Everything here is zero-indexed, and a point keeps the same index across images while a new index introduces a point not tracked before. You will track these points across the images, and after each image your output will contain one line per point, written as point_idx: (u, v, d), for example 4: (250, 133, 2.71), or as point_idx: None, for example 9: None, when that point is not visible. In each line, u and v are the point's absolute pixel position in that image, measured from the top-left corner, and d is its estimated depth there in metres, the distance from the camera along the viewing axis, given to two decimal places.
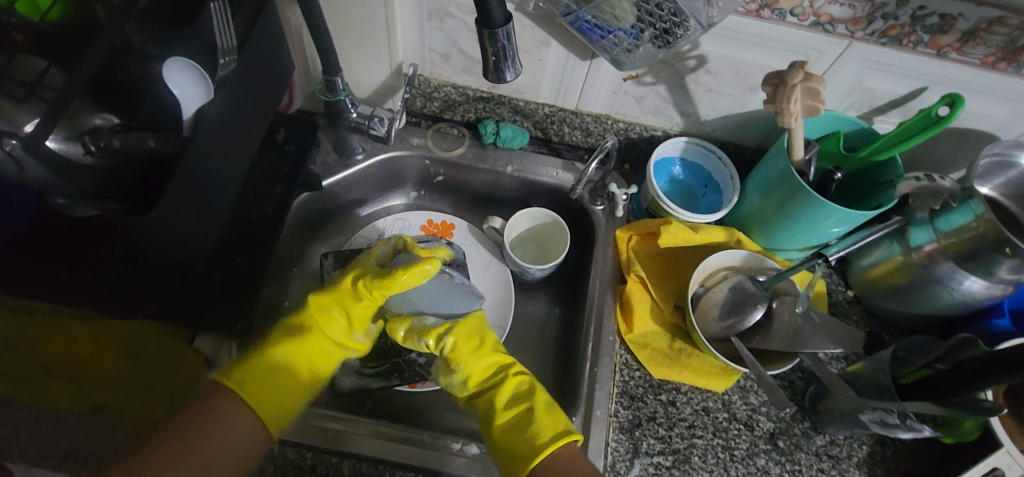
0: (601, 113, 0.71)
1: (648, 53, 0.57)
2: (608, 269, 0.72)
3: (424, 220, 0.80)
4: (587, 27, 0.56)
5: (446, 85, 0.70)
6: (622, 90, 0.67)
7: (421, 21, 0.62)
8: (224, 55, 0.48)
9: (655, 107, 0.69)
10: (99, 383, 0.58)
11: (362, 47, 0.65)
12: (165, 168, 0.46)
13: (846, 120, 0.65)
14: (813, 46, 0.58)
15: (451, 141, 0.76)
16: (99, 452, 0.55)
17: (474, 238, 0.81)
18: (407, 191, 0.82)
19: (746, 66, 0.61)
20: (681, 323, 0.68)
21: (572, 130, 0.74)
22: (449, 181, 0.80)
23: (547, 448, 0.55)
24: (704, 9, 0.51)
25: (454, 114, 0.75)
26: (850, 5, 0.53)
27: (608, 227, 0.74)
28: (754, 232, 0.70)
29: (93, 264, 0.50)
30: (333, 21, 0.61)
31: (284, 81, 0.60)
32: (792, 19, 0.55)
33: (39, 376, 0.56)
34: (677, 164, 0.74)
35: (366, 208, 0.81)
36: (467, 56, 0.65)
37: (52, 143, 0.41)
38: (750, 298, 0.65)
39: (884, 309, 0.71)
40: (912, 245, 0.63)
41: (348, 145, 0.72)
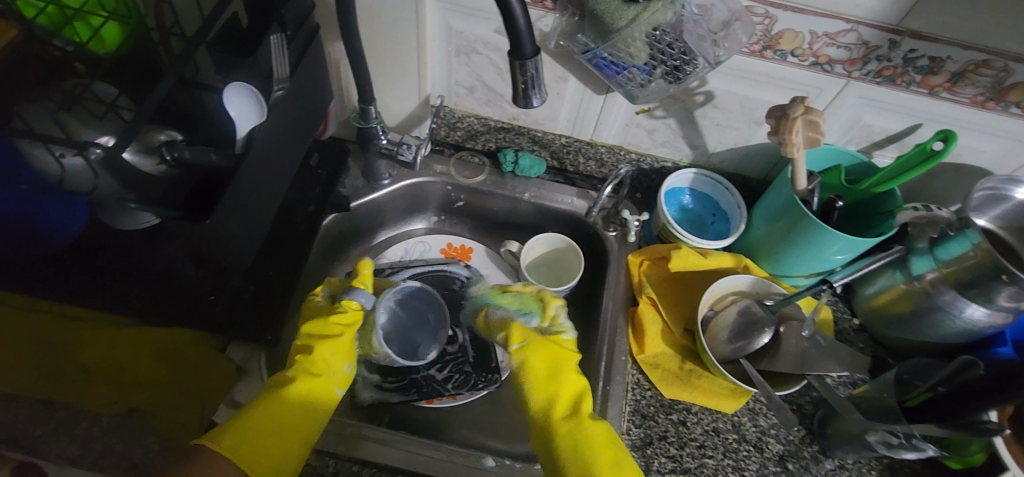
0: (615, 145, 0.75)
1: (659, 88, 0.62)
2: (620, 293, 0.75)
3: (444, 244, 0.85)
4: (603, 63, 0.60)
5: (469, 116, 0.75)
6: (635, 123, 0.71)
7: (450, 57, 0.67)
8: (277, 83, 0.52)
9: (665, 140, 0.73)
10: (138, 387, 0.60)
11: (394, 79, 0.70)
12: (216, 183, 0.50)
13: (846, 154, 0.69)
14: (814, 84, 0.62)
15: (472, 168, 0.81)
16: (131, 454, 0.56)
17: (490, 262, 0.84)
18: (428, 215, 0.86)
19: (751, 101, 0.65)
20: (692, 345, 0.70)
21: (587, 161, 0.78)
22: (469, 206, 0.84)
23: None
24: (711, 48, 0.57)
25: (476, 143, 0.80)
26: (846, 47, 0.57)
27: (621, 252, 0.78)
28: (761, 259, 0.73)
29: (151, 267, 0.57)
30: (370, 54, 0.67)
31: (321, 110, 0.65)
32: (792, 59, 0.60)
33: (85, 377, 0.59)
34: (686, 194, 0.77)
35: (389, 231, 0.85)
36: (491, 91, 0.71)
37: (128, 154, 0.47)
38: (758, 322, 0.66)
39: (890, 339, 0.72)
40: (915, 273, 0.66)
41: (376, 170, 0.76)
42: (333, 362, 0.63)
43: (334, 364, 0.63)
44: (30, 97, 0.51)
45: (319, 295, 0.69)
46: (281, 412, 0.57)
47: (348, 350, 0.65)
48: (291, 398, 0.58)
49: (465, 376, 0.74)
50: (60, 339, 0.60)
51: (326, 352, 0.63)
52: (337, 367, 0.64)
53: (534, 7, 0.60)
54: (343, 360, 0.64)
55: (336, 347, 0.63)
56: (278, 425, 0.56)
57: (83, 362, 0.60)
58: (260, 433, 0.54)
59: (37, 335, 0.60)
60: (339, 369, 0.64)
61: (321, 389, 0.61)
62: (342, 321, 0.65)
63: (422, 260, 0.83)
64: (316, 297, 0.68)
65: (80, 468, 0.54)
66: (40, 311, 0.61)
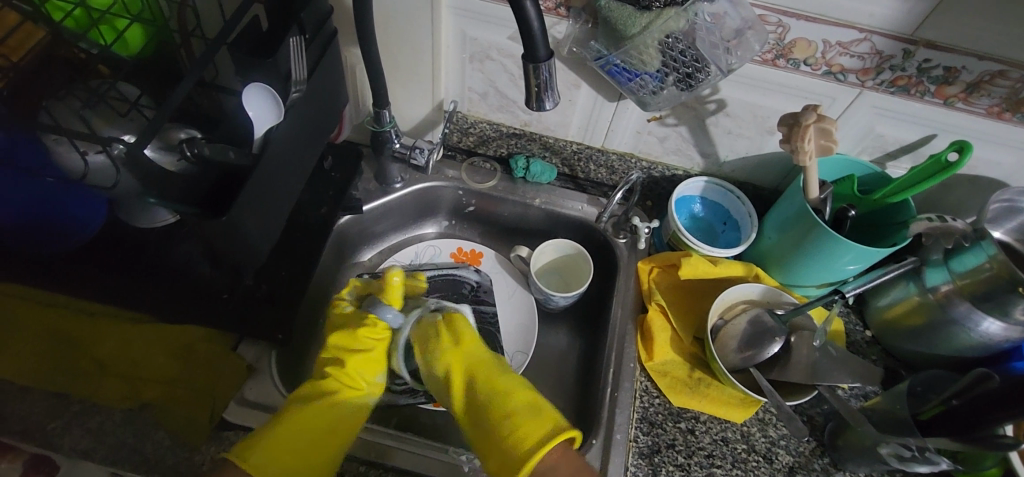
0: (626, 152, 0.76)
1: (671, 95, 0.62)
2: (630, 300, 0.74)
3: (454, 248, 0.84)
4: (616, 70, 0.61)
5: (482, 122, 0.76)
6: (646, 130, 0.72)
7: (464, 63, 0.68)
8: (295, 86, 0.54)
9: (676, 148, 0.73)
10: (147, 382, 0.59)
11: (408, 84, 0.71)
12: (234, 182, 0.51)
13: (859, 164, 0.69)
14: (827, 93, 0.62)
15: (484, 174, 0.82)
16: (142, 448, 0.57)
17: (501, 267, 0.84)
18: (439, 220, 0.86)
19: (763, 110, 0.66)
20: (701, 353, 0.69)
21: (598, 168, 0.79)
22: (479, 211, 0.84)
23: (538, 451, 0.54)
24: (724, 56, 0.57)
25: (488, 149, 0.81)
26: (860, 56, 0.57)
27: (631, 259, 0.77)
28: (773, 268, 0.72)
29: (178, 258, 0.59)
30: (385, 59, 0.68)
31: (337, 113, 0.66)
32: (805, 68, 0.60)
33: (96, 372, 0.59)
34: (697, 202, 0.77)
35: (400, 235, 0.85)
36: (504, 97, 0.71)
37: (151, 151, 0.50)
38: (768, 331, 0.66)
39: (904, 352, 0.71)
40: (928, 285, 0.65)
41: (388, 174, 0.77)
42: (367, 375, 0.64)
43: (369, 377, 0.65)
44: (57, 95, 0.52)
45: (348, 299, 0.71)
46: (314, 420, 0.57)
47: (379, 363, 0.66)
48: (326, 407, 0.59)
49: None
50: (75, 333, 0.60)
51: (360, 366, 0.64)
52: (371, 379, 0.65)
53: (547, 14, 0.61)
54: (376, 371, 0.65)
55: (364, 360, 0.64)
56: (305, 435, 0.56)
57: (95, 356, 0.60)
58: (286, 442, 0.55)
59: (52, 331, 0.60)
60: (373, 379, 0.65)
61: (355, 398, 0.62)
62: (373, 336, 0.66)
63: (433, 264, 0.83)
64: (343, 301, 0.70)
65: (91, 460, 0.56)
66: (60, 305, 0.62)
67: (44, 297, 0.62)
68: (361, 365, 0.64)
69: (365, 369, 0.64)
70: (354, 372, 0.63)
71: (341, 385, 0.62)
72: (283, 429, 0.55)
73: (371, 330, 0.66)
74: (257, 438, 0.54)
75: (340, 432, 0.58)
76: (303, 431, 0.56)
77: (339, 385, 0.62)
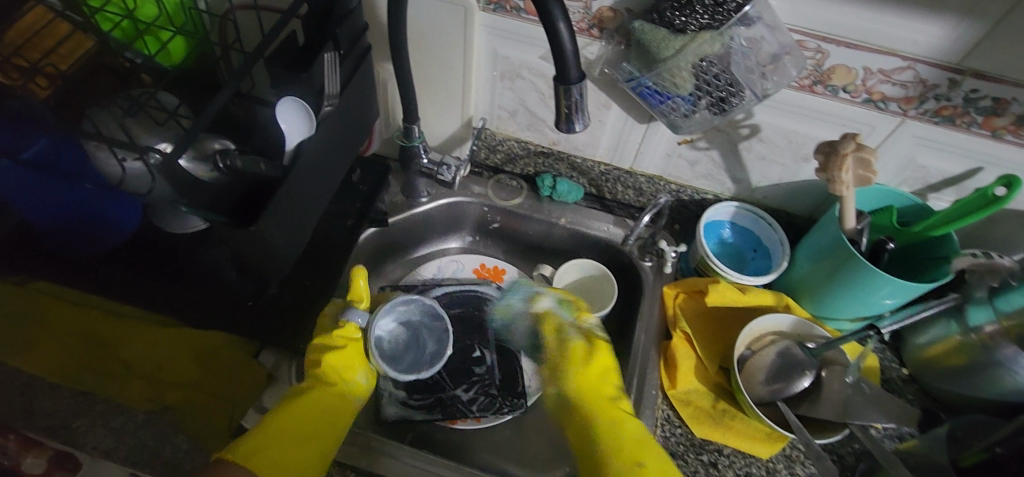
0: (655, 174, 0.75)
1: (703, 119, 0.61)
2: (654, 325, 0.72)
3: (477, 264, 0.84)
4: (648, 92, 0.60)
5: (510, 139, 0.75)
6: (677, 153, 0.71)
7: (494, 81, 0.68)
8: (327, 100, 0.55)
9: (707, 172, 0.72)
10: (169, 386, 0.60)
11: (439, 101, 0.72)
12: (267, 193, 0.52)
13: (899, 195, 0.66)
14: (866, 121, 0.60)
15: (510, 191, 0.81)
16: (162, 451, 0.57)
17: None
18: (464, 235, 0.85)
19: (799, 136, 0.64)
20: (726, 383, 0.67)
21: (625, 189, 0.78)
22: (504, 228, 0.83)
23: None
24: (759, 80, 0.56)
25: (515, 167, 0.80)
26: (902, 84, 0.55)
27: (656, 283, 0.76)
28: (804, 299, 0.70)
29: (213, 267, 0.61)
30: (417, 75, 0.69)
31: (367, 128, 0.67)
32: (844, 95, 0.58)
33: (119, 373, 0.60)
34: (726, 227, 0.75)
35: (424, 248, 0.85)
36: (533, 116, 0.71)
37: (184, 161, 0.49)
38: (798, 364, 0.64)
39: (942, 392, 0.68)
40: (971, 324, 0.62)
41: (414, 188, 0.77)
42: (349, 372, 0.66)
43: (347, 373, 0.66)
44: (100, 103, 0.54)
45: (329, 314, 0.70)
46: (296, 418, 0.59)
47: (353, 360, 0.66)
48: (308, 403, 0.61)
49: (490, 399, 0.72)
50: (104, 334, 0.62)
51: (338, 363, 0.65)
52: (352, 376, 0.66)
53: (580, 35, 0.60)
54: (354, 369, 0.67)
55: (339, 361, 0.65)
56: (290, 432, 0.57)
57: (120, 357, 0.61)
58: (276, 443, 0.56)
59: (81, 333, 0.62)
60: (352, 379, 0.66)
61: (337, 393, 0.64)
62: (348, 335, 0.67)
63: (454, 279, 0.82)
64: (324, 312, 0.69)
65: (112, 460, 0.56)
66: (89, 306, 0.63)
67: (75, 298, 0.64)
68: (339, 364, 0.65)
69: (342, 368, 0.65)
70: (331, 373, 0.64)
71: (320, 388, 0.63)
72: (263, 432, 0.56)
73: (348, 332, 0.67)
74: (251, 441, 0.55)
75: (327, 429, 0.60)
76: (286, 432, 0.57)
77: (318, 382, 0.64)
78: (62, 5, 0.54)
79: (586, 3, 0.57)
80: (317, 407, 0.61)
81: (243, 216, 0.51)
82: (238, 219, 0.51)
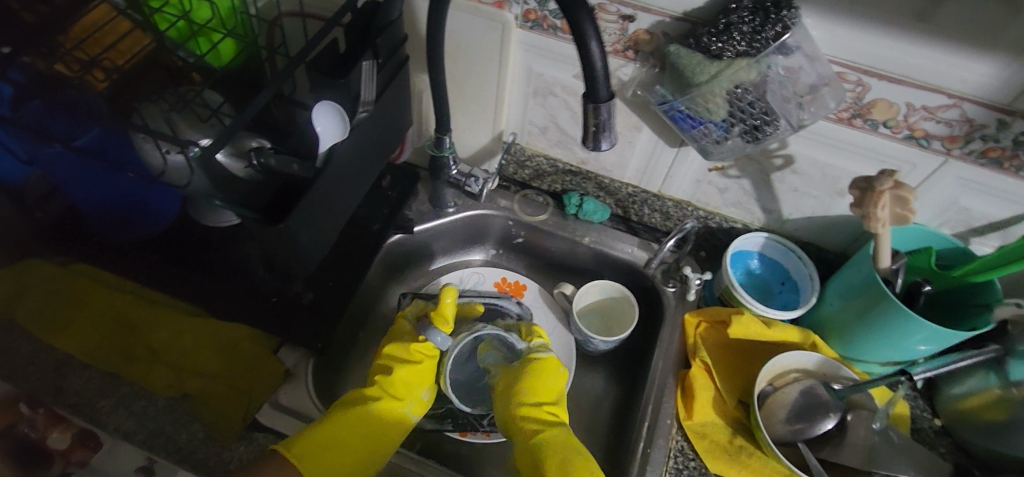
0: (682, 199, 0.74)
1: (735, 146, 0.60)
2: (673, 353, 0.71)
3: (498, 278, 0.82)
4: (679, 117, 0.59)
5: (539, 156, 0.76)
6: (706, 179, 0.70)
7: (527, 98, 0.69)
8: (362, 105, 0.56)
9: (737, 200, 0.71)
10: (190, 375, 0.61)
11: (471, 113, 0.73)
12: (297, 193, 0.53)
13: (939, 237, 0.64)
14: (906, 159, 0.58)
15: (536, 207, 0.80)
16: (177, 438, 0.59)
17: (543, 302, 0.81)
18: (487, 248, 0.85)
19: (834, 170, 0.62)
20: (744, 418, 0.65)
21: (652, 212, 0.77)
22: (528, 244, 0.82)
23: None
24: (795, 110, 0.55)
25: (542, 183, 0.80)
26: (947, 122, 0.54)
27: (678, 310, 0.74)
28: (832, 338, 0.67)
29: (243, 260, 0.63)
30: (452, 87, 0.70)
31: (399, 136, 0.68)
32: (884, 130, 0.56)
33: (145, 358, 0.62)
34: (754, 258, 0.73)
35: (447, 258, 0.85)
36: (564, 133, 0.71)
37: (221, 156, 0.50)
38: (822, 406, 0.61)
39: (976, 448, 0.64)
40: (1011, 379, 0.58)
41: (442, 198, 0.77)
42: (413, 384, 0.66)
43: (413, 389, 0.66)
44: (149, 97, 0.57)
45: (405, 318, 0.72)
46: (352, 431, 0.59)
47: (423, 376, 0.67)
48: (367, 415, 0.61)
49: None
50: (137, 317, 0.64)
51: (405, 377, 0.66)
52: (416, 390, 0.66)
53: (614, 56, 0.61)
54: (421, 385, 0.67)
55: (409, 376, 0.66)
56: (344, 440, 0.58)
57: (147, 342, 0.63)
58: (330, 451, 0.57)
59: (115, 313, 0.64)
60: (415, 393, 0.66)
61: (398, 406, 0.64)
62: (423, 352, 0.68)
63: (475, 290, 0.81)
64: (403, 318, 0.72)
65: (130, 442, 0.58)
66: (123, 289, 0.65)
67: (111, 279, 0.66)
68: (405, 377, 0.66)
69: (411, 381, 0.66)
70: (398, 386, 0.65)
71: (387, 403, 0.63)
72: (319, 431, 0.58)
73: (425, 349, 0.68)
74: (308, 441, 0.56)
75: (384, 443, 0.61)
76: (344, 441, 0.58)
77: (384, 394, 0.64)
78: (125, 4, 0.57)
79: (623, 25, 0.57)
80: (374, 419, 0.61)
81: (273, 214, 0.53)
82: (268, 217, 0.52)
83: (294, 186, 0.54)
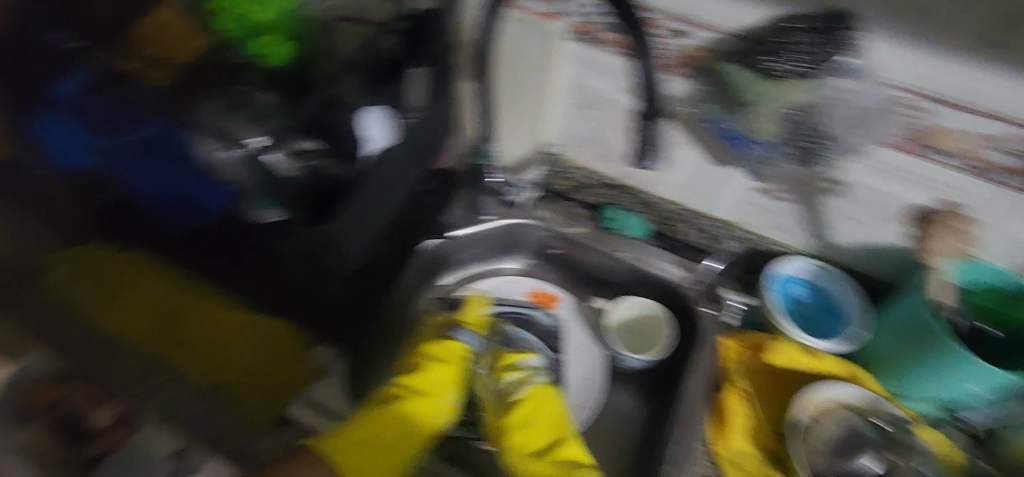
0: (729, 221, 0.73)
1: (787, 169, 0.61)
2: (707, 375, 0.67)
3: (532, 288, 0.79)
4: (729, 135, 0.61)
5: (581, 168, 0.78)
6: (752, 201, 0.69)
7: (578, 110, 0.70)
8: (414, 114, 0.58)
9: (783, 224, 0.70)
10: (229, 367, 0.63)
11: (521, 123, 0.75)
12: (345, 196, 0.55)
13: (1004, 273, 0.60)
14: (968, 190, 0.56)
15: (574, 219, 0.79)
16: (206, 428, 0.59)
17: (577, 316, 0.78)
18: (522, 257, 0.81)
19: (889, 197, 0.60)
20: (780, 450, 0.63)
21: (693, 232, 0.76)
22: (565, 256, 0.78)
23: None
24: (850, 135, 0.56)
25: (583, 196, 0.80)
26: (1014, 153, 0.51)
27: (714, 332, 0.71)
28: (880, 372, 0.64)
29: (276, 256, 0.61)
30: (506, 97, 0.74)
31: (440, 142, 0.68)
32: (945, 158, 0.55)
33: (184, 345, 0.63)
34: (800, 285, 0.70)
35: (479, 265, 0.81)
36: (603, 146, 0.73)
37: None
38: (860, 441, 0.60)
39: None
40: None
41: (479, 205, 0.77)
42: (443, 391, 0.64)
43: (442, 391, 0.64)
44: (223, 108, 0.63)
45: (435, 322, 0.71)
46: (382, 429, 0.59)
47: (455, 378, 0.65)
48: (396, 417, 0.60)
49: None
50: (189, 309, 0.64)
51: (437, 376, 0.64)
52: (446, 397, 0.64)
53: (667, 72, 0.61)
54: (450, 390, 0.64)
55: (443, 377, 0.64)
56: (377, 440, 0.58)
57: (187, 329, 0.64)
58: (361, 450, 0.57)
59: (165, 303, 0.64)
60: (443, 398, 0.63)
61: (427, 412, 0.62)
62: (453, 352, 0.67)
63: (508, 300, 0.78)
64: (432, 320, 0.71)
65: None
66: (161, 270, 0.65)
67: (167, 271, 0.65)
68: (437, 380, 0.64)
69: (443, 383, 0.64)
70: (430, 390, 0.63)
71: (417, 407, 0.61)
72: (357, 431, 0.58)
73: (455, 348, 0.67)
74: (340, 439, 0.57)
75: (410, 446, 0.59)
76: (377, 446, 0.57)
77: (410, 394, 0.62)
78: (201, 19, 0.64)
79: (677, 41, 0.58)
80: (406, 420, 0.60)
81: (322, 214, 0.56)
82: None
83: (348, 193, 0.58)
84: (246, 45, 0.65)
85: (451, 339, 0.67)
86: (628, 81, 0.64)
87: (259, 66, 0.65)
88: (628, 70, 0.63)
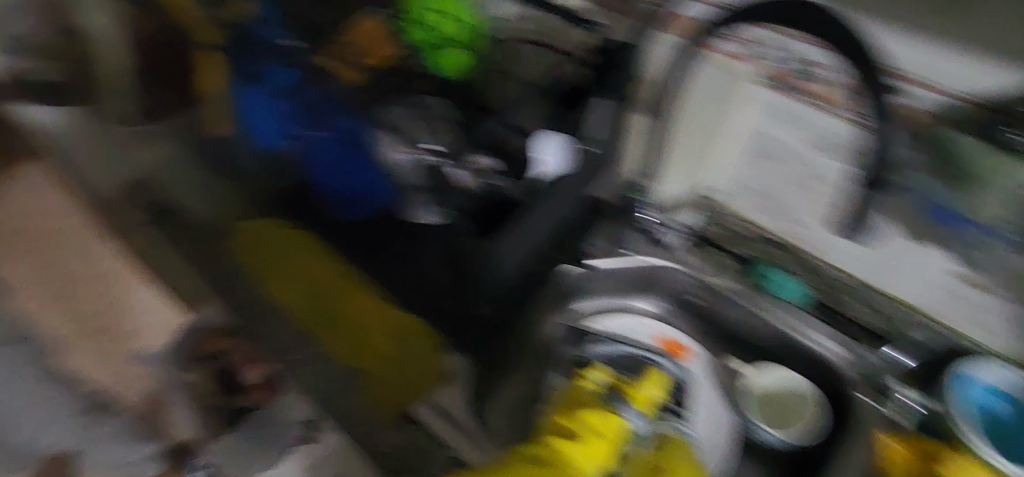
0: (908, 302, 0.65)
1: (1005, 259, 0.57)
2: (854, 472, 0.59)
3: (661, 333, 0.73)
4: (936, 211, 0.58)
5: (741, 220, 0.74)
6: (953, 289, 0.61)
7: (753, 157, 0.69)
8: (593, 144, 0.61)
9: (980, 319, 0.61)
10: (369, 357, 0.69)
11: (692, 162, 0.74)
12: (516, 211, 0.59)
13: None
14: None
15: (723, 270, 0.73)
16: (353, 410, 0.70)
17: (709, 373, 0.70)
18: (655, 300, 0.76)
19: None
20: None
21: (861, 308, 0.67)
22: (705, 309, 0.73)
23: None
24: None
25: (736, 248, 0.74)
26: None
27: (874, 427, 0.61)
28: None
29: (415, 259, 0.60)
30: (682, 132, 0.73)
31: (602, 175, 0.67)
32: None
33: (335, 329, 0.71)
34: (1001, 400, 0.58)
35: (609, 299, 0.76)
36: (773, 200, 0.70)
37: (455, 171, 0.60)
38: None
39: None
40: None
41: (622, 239, 0.74)
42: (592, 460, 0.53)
43: (587, 467, 0.53)
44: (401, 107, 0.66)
45: (593, 381, 0.62)
46: None
47: (602, 457, 0.54)
48: None
49: None
50: (328, 292, 0.70)
51: (580, 452, 0.53)
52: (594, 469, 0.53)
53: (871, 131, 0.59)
54: (597, 466, 0.53)
55: (589, 451, 0.53)
56: None
57: (336, 315, 0.70)
58: None
59: (312, 286, 0.71)
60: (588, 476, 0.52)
61: None
62: (609, 425, 0.56)
63: (636, 341, 0.72)
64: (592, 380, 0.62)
65: None
66: (311, 254, 0.70)
67: (321, 250, 0.69)
68: (582, 455, 0.53)
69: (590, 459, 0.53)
70: (569, 463, 0.52)
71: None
72: None
73: (613, 422, 0.56)
74: None
75: None
76: None
77: (549, 461, 0.53)
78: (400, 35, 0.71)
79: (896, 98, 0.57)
80: None
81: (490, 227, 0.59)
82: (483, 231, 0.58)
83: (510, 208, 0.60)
84: (427, 55, 0.69)
85: (616, 412, 0.57)
86: (835, 146, 0.62)
87: (437, 74, 0.69)
88: (844, 137, 0.61)
